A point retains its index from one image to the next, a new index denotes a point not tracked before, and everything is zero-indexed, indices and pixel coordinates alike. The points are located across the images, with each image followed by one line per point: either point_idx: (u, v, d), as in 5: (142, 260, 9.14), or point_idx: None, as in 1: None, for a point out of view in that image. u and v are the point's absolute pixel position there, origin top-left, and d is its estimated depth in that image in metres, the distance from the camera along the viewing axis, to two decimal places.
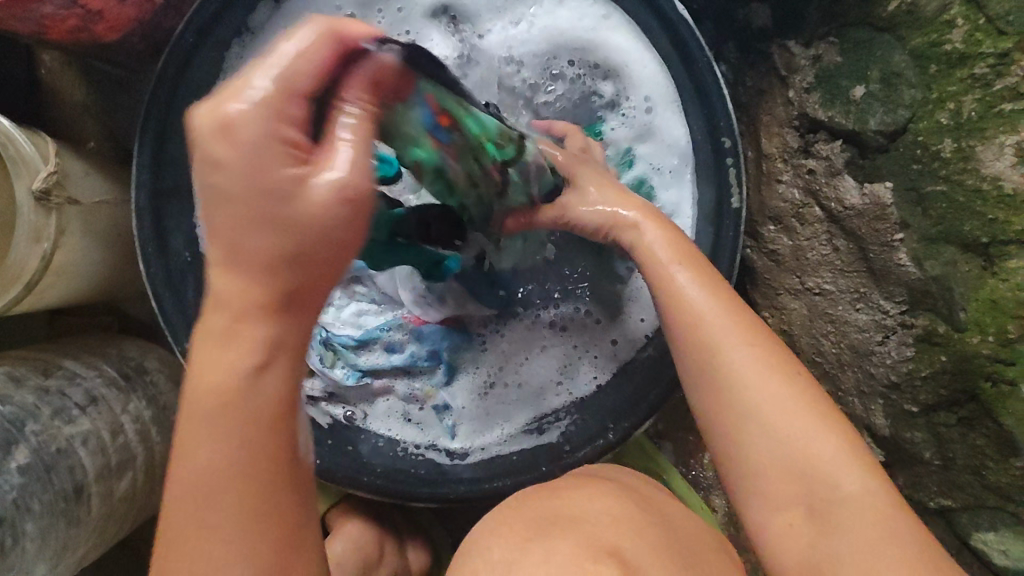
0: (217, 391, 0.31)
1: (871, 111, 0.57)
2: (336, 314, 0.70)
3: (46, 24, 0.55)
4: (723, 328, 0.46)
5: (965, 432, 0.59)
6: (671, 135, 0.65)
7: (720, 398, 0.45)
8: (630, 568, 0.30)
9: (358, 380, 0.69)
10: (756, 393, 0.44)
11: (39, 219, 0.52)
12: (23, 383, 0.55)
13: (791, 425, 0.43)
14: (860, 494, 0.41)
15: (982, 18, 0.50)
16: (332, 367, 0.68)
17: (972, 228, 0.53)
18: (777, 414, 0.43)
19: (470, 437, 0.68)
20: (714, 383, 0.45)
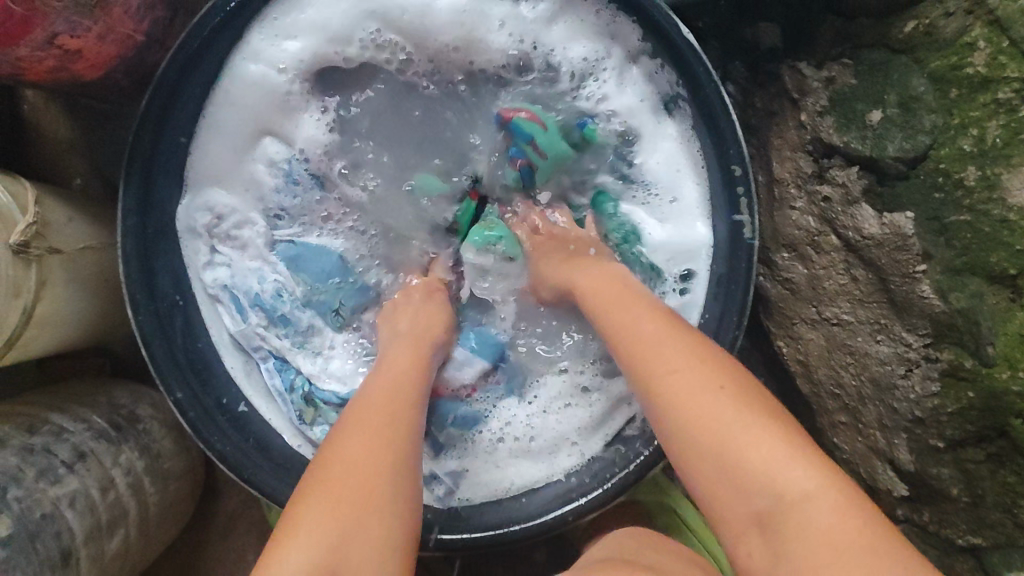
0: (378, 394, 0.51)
1: (889, 137, 0.54)
2: (321, 365, 0.65)
3: (23, 66, 0.53)
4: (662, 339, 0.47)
5: (994, 469, 0.57)
6: (670, 181, 0.63)
7: (659, 399, 0.45)
8: None
9: None
10: (722, 436, 0.41)
11: (17, 273, 0.50)
12: (7, 444, 0.52)
13: (757, 461, 0.40)
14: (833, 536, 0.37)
15: (1006, 40, 0.47)
16: (311, 426, 0.62)
17: (998, 259, 0.51)
18: (747, 456, 0.40)
19: (468, 493, 0.64)
20: (652, 387, 0.46)
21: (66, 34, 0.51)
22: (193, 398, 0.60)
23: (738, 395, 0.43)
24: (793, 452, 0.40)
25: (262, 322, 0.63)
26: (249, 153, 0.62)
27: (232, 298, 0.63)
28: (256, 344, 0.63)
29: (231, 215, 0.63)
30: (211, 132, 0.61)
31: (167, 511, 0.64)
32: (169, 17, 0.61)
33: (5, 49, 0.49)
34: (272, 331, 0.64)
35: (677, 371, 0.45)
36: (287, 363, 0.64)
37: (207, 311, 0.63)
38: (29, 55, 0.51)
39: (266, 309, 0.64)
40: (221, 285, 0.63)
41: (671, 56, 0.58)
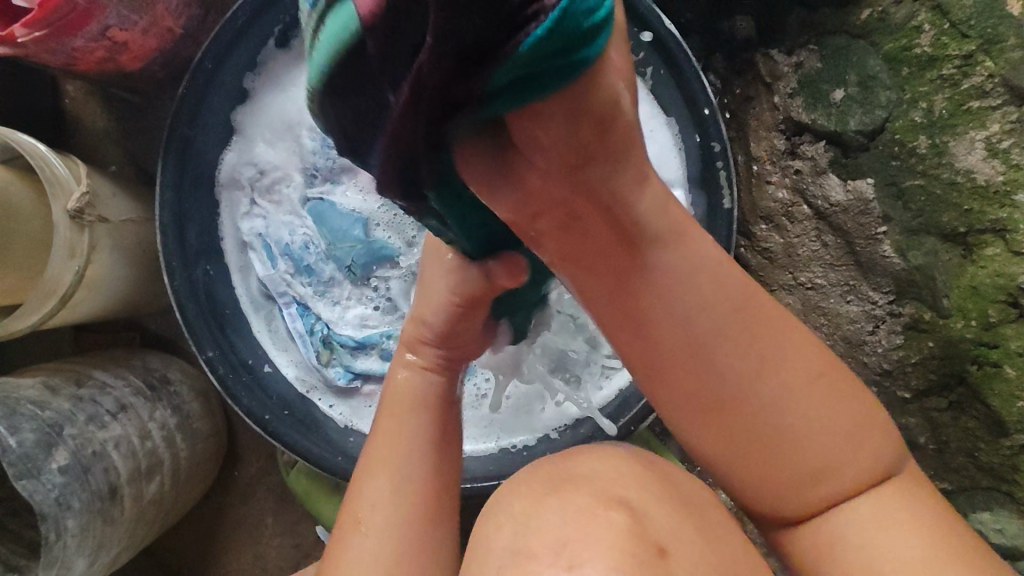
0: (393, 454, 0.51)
1: (850, 112, 0.60)
2: (340, 313, 0.70)
3: (77, 57, 0.59)
4: (694, 302, 0.39)
5: (956, 416, 0.62)
6: (661, 144, 0.68)
7: (734, 394, 0.40)
8: (638, 513, 0.36)
9: (349, 380, 0.69)
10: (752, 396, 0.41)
11: (72, 237, 0.56)
12: (58, 392, 0.58)
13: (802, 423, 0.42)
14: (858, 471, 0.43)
15: (947, 23, 0.54)
16: (326, 367, 0.69)
17: (950, 219, 0.56)
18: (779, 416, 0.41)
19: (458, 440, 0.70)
20: (696, 382, 0.40)
21: (117, 27, 0.58)
22: (223, 357, 0.66)
23: (826, 391, 0.41)
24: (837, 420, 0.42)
25: (290, 270, 0.69)
26: (289, 119, 0.68)
27: (264, 247, 0.69)
28: (283, 292, 0.69)
29: (272, 171, 0.69)
30: (255, 114, 0.68)
31: (196, 467, 0.69)
32: (203, 16, 0.68)
33: (64, 40, 0.56)
34: (298, 279, 0.70)
35: (722, 356, 0.39)
36: (309, 308, 0.70)
37: (246, 266, 0.70)
38: (83, 46, 0.58)
39: (293, 258, 0.69)
40: (257, 236, 0.69)
41: (656, 46, 0.65)
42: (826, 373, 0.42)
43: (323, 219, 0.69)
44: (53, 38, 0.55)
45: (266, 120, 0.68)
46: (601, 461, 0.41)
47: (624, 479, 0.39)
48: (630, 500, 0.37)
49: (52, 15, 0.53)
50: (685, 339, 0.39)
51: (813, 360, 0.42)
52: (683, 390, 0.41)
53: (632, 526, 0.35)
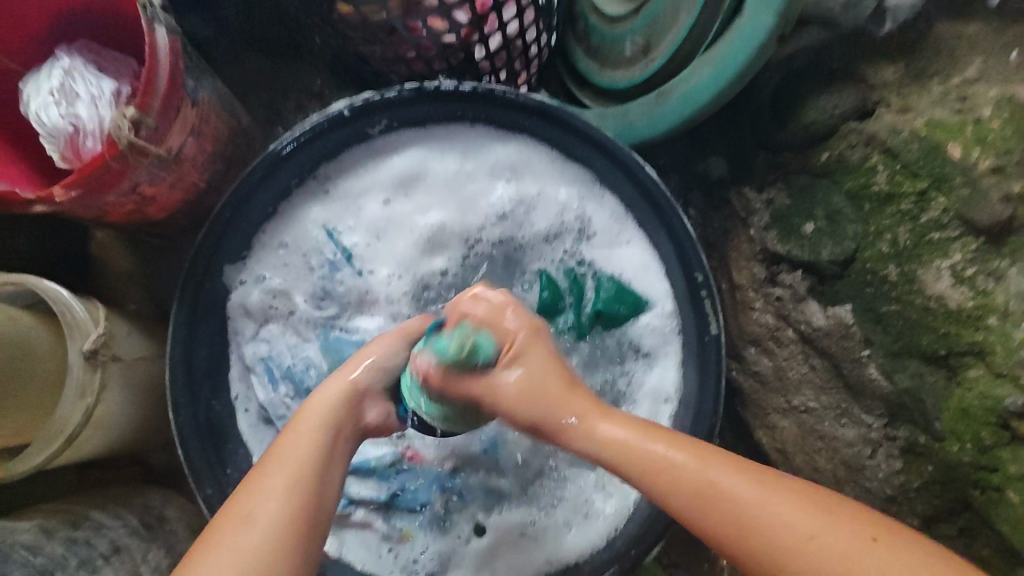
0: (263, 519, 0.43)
1: (822, 244, 0.64)
2: None
3: (109, 210, 0.65)
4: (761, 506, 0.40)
5: (969, 544, 0.60)
6: (649, 270, 0.72)
7: (777, 558, 0.39)
8: None
9: (342, 507, 0.66)
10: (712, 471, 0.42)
11: (85, 377, 0.58)
12: (54, 535, 0.58)
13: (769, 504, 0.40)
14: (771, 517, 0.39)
15: (898, 164, 0.59)
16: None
17: (928, 342, 0.58)
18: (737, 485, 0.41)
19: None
20: (700, 492, 0.42)
21: (146, 184, 0.65)
22: (221, 492, 0.67)
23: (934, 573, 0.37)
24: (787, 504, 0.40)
25: (290, 395, 0.70)
26: (302, 247, 0.72)
27: (265, 370, 0.70)
28: (280, 414, 0.70)
29: (283, 295, 0.71)
30: (268, 241, 0.71)
31: None
32: (225, 170, 0.76)
33: (97, 197, 0.61)
34: (297, 401, 0.70)
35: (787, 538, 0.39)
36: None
37: (250, 390, 0.71)
38: (115, 201, 0.64)
39: (295, 382, 0.70)
40: (261, 360, 0.71)
41: (638, 185, 0.70)
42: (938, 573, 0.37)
43: (330, 346, 0.71)
44: (88, 196, 0.60)
45: (281, 245, 0.72)
46: None
47: None
48: None
49: (90, 177, 0.59)
50: (696, 482, 0.42)
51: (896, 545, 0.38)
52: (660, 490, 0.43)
53: None
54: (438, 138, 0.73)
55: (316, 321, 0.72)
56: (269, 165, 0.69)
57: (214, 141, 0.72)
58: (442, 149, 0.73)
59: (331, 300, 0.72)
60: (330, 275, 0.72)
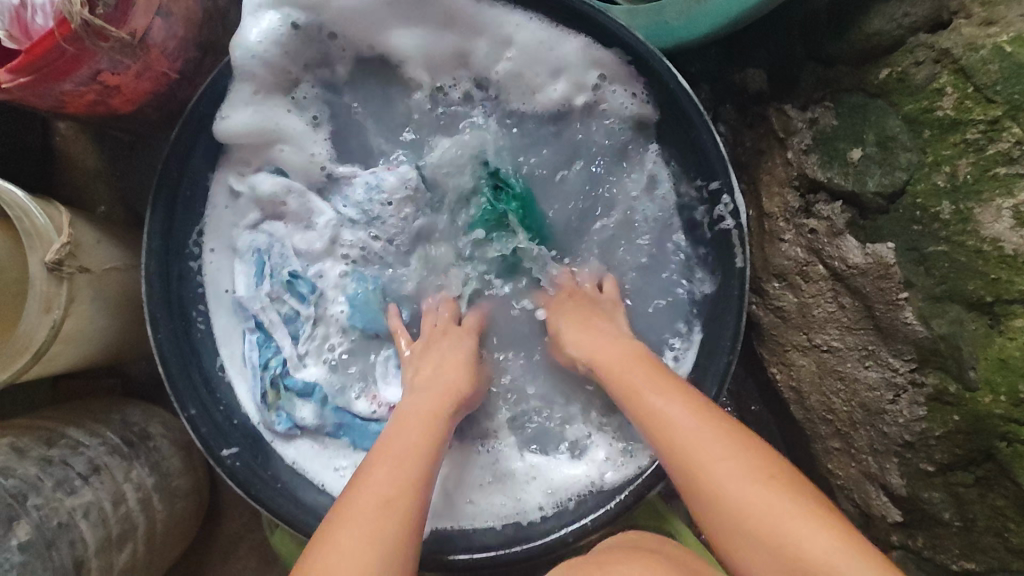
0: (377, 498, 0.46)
1: (869, 173, 0.58)
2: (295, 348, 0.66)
3: (66, 100, 0.57)
4: (656, 394, 0.52)
5: (984, 493, 0.58)
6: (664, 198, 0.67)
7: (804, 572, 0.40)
8: None
9: (289, 428, 0.64)
10: (714, 471, 0.45)
11: (50, 289, 0.53)
12: (26, 455, 0.54)
13: (755, 501, 0.43)
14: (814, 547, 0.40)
15: (971, 86, 0.52)
16: (269, 410, 0.64)
17: (975, 287, 0.54)
18: (709, 462, 0.46)
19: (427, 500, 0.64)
20: (755, 527, 0.43)
21: (109, 71, 0.56)
22: (206, 415, 0.62)
23: (820, 522, 0.42)
24: (738, 465, 0.45)
25: (271, 293, 0.66)
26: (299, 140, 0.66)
27: (256, 261, 0.66)
28: (248, 316, 0.66)
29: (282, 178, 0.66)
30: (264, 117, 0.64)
31: (173, 531, 0.65)
32: (201, 58, 0.66)
33: (52, 84, 0.53)
34: (284, 298, 0.66)
35: (705, 442, 0.47)
36: (270, 338, 0.66)
37: (224, 282, 0.66)
38: (73, 90, 0.55)
39: (282, 280, 0.66)
40: (252, 250, 0.66)
41: (671, 102, 0.62)
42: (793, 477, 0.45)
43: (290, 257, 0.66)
44: (40, 83, 0.52)
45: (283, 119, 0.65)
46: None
47: None
48: None
49: (40, 60, 0.50)
50: (699, 467, 0.46)
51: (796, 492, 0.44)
52: (738, 540, 0.43)
53: None
54: (445, 50, 0.65)
55: (302, 221, 0.67)
56: (248, 57, 0.60)
57: (187, 23, 0.62)
58: (452, 65, 0.66)
59: (362, 222, 0.67)
60: (368, 195, 0.66)
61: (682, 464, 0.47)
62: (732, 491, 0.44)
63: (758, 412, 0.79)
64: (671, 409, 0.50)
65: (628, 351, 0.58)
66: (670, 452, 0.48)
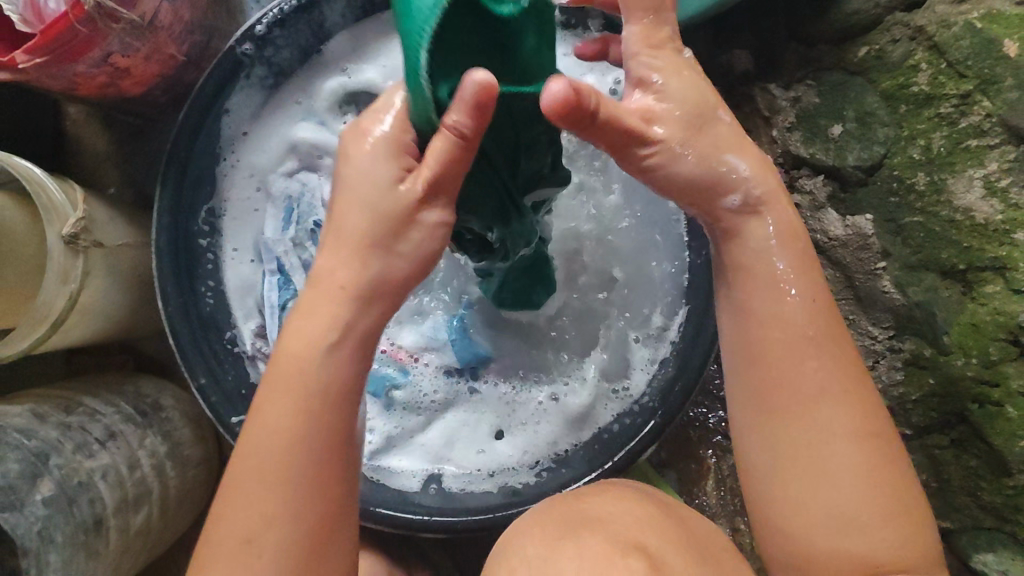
0: (272, 481, 0.41)
1: (848, 148, 0.61)
2: None
3: (78, 82, 0.60)
4: (784, 296, 0.45)
5: (958, 453, 0.61)
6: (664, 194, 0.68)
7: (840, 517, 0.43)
8: (654, 561, 0.35)
9: None
10: (823, 415, 0.44)
11: (66, 262, 0.55)
12: (46, 420, 0.57)
13: (845, 451, 0.44)
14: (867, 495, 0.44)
15: (944, 62, 0.54)
16: None
17: (948, 255, 0.56)
18: (814, 398, 0.44)
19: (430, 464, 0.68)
20: (813, 467, 0.44)
21: (119, 53, 0.58)
22: (216, 384, 0.65)
23: (871, 456, 0.44)
24: (842, 412, 0.44)
25: (296, 240, 0.70)
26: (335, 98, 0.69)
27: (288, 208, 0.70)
28: (272, 259, 0.69)
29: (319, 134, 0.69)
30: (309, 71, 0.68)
31: (186, 497, 0.68)
32: (205, 42, 0.69)
33: (66, 65, 0.56)
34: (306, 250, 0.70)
35: (806, 377, 0.44)
36: (289, 281, 0.69)
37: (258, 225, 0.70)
38: (85, 72, 0.58)
39: (308, 228, 0.70)
40: (285, 197, 0.70)
41: None
42: (872, 409, 0.45)
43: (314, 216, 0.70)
44: (54, 64, 0.55)
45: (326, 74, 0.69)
46: (615, 506, 0.40)
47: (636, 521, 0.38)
48: (647, 547, 0.35)
49: (55, 42, 0.53)
50: (803, 399, 0.44)
51: (864, 420, 0.44)
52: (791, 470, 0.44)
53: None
54: None
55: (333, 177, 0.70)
56: (252, 42, 0.62)
57: (193, 8, 0.64)
58: None
59: None
60: None
61: (774, 379, 0.45)
62: (811, 412, 0.44)
63: None
64: (778, 306, 0.45)
65: (795, 259, 0.45)
66: (768, 354, 0.45)
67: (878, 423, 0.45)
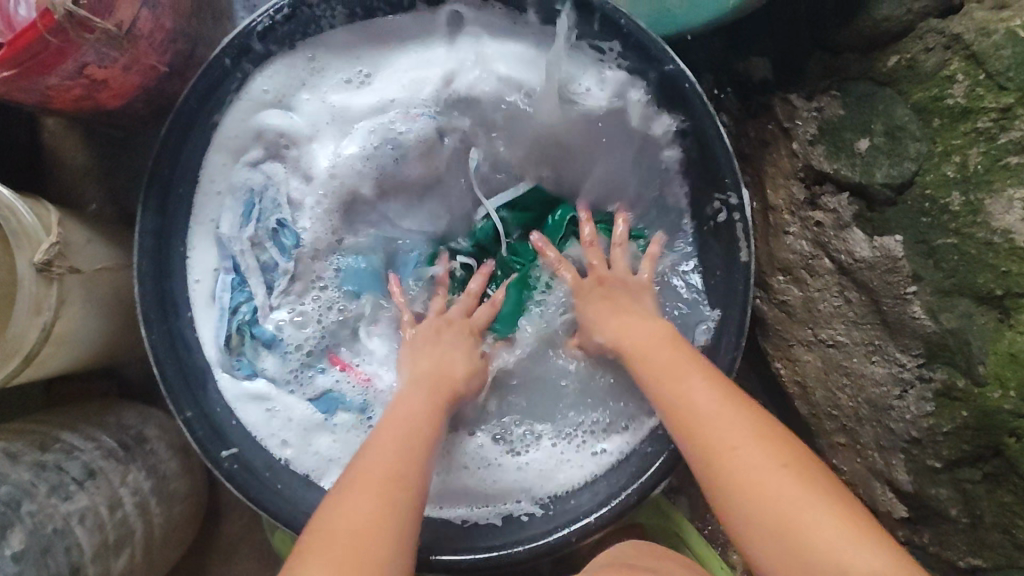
0: (346, 536, 0.44)
1: (876, 164, 0.57)
2: (264, 298, 0.65)
3: (52, 95, 0.56)
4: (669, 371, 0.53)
5: (991, 489, 0.57)
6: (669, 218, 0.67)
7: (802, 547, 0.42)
8: None
9: (248, 374, 0.64)
10: (739, 449, 0.46)
11: (39, 291, 0.51)
12: (19, 460, 0.53)
13: (775, 487, 0.44)
14: (819, 525, 0.42)
15: (982, 73, 0.50)
16: (232, 352, 0.64)
17: (986, 280, 0.52)
18: (720, 438, 0.47)
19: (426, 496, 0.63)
20: (755, 498, 0.44)
21: (95, 65, 0.54)
22: (202, 416, 0.61)
23: (841, 518, 0.42)
24: (761, 449, 0.46)
25: (254, 239, 0.64)
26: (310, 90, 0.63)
27: (247, 203, 0.64)
28: (228, 258, 0.64)
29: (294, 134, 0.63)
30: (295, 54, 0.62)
31: (171, 533, 0.64)
32: (190, 51, 0.65)
33: (37, 79, 0.52)
34: (256, 251, 0.65)
35: (718, 423, 0.48)
36: (245, 282, 0.64)
37: (217, 218, 0.64)
38: (58, 85, 0.54)
39: (270, 226, 0.65)
40: (245, 189, 0.64)
41: (671, 91, 0.60)
42: (799, 453, 0.46)
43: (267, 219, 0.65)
44: (25, 77, 0.51)
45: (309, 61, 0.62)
46: None
47: None
48: None
49: (22, 54, 0.49)
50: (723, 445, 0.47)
51: (781, 454, 0.46)
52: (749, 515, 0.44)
53: None
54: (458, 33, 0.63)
55: (301, 169, 0.65)
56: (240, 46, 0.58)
57: (175, 15, 0.60)
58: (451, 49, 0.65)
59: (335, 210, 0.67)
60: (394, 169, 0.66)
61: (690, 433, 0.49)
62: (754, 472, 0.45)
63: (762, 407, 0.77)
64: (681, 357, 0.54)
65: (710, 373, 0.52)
66: (679, 418, 0.50)
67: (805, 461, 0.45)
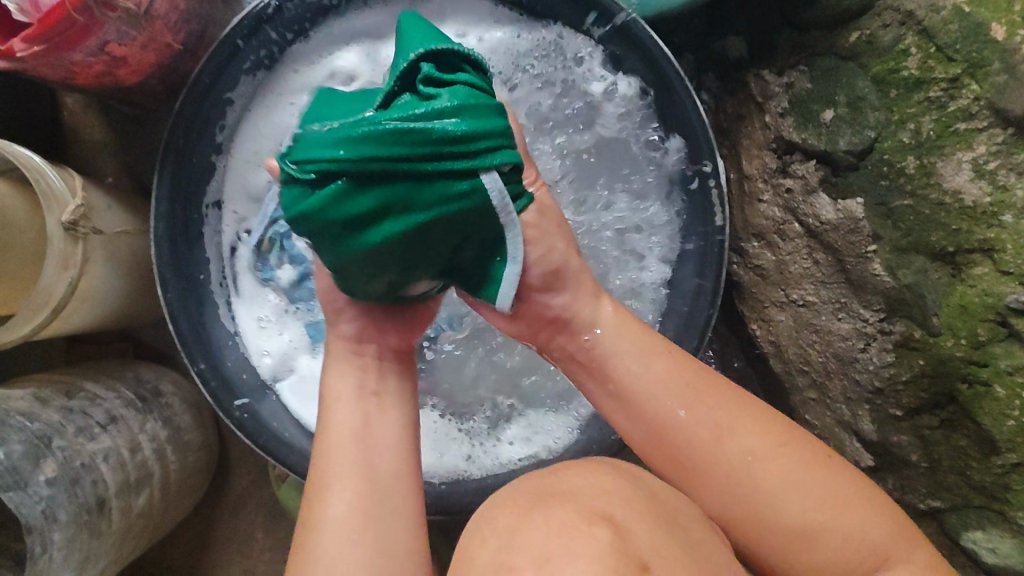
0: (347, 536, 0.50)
1: (840, 133, 0.61)
2: None
3: (75, 70, 0.60)
4: (637, 359, 0.53)
5: (948, 434, 0.62)
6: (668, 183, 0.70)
7: (753, 497, 0.48)
8: (621, 530, 0.33)
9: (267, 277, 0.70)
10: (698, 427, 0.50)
11: (66, 248, 0.56)
12: (49, 404, 0.57)
13: (728, 446, 0.49)
14: (766, 473, 0.48)
15: (933, 46, 0.55)
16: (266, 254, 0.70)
17: (938, 238, 0.57)
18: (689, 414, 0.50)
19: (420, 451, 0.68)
20: (711, 464, 0.49)
21: (115, 42, 0.59)
22: (215, 369, 0.66)
23: (786, 467, 0.48)
24: (717, 415, 0.50)
25: None
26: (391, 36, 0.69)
27: None
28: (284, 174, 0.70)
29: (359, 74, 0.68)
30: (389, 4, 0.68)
31: (186, 481, 0.69)
32: (202, 31, 0.69)
33: (63, 53, 0.56)
34: None
35: (673, 395, 0.51)
36: None
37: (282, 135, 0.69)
38: (82, 60, 0.58)
39: None
40: None
41: (650, 67, 0.65)
42: (751, 411, 0.51)
43: None
44: (52, 52, 0.55)
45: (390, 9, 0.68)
46: (587, 477, 0.38)
47: (610, 491, 0.37)
48: (615, 516, 0.34)
49: (52, 30, 0.53)
50: (678, 420, 0.50)
51: (774, 436, 0.49)
52: (711, 485, 0.49)
53: (618, 542, 0.32)
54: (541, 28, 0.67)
55: None
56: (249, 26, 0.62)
57: None
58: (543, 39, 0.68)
59: None
60: None
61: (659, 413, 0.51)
62: (705, 436, 0.50)
63: (741, 368, 0.82)
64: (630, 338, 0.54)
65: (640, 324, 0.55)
66: (651, 402, 0.51)
67: (790, 427, 0.50)
